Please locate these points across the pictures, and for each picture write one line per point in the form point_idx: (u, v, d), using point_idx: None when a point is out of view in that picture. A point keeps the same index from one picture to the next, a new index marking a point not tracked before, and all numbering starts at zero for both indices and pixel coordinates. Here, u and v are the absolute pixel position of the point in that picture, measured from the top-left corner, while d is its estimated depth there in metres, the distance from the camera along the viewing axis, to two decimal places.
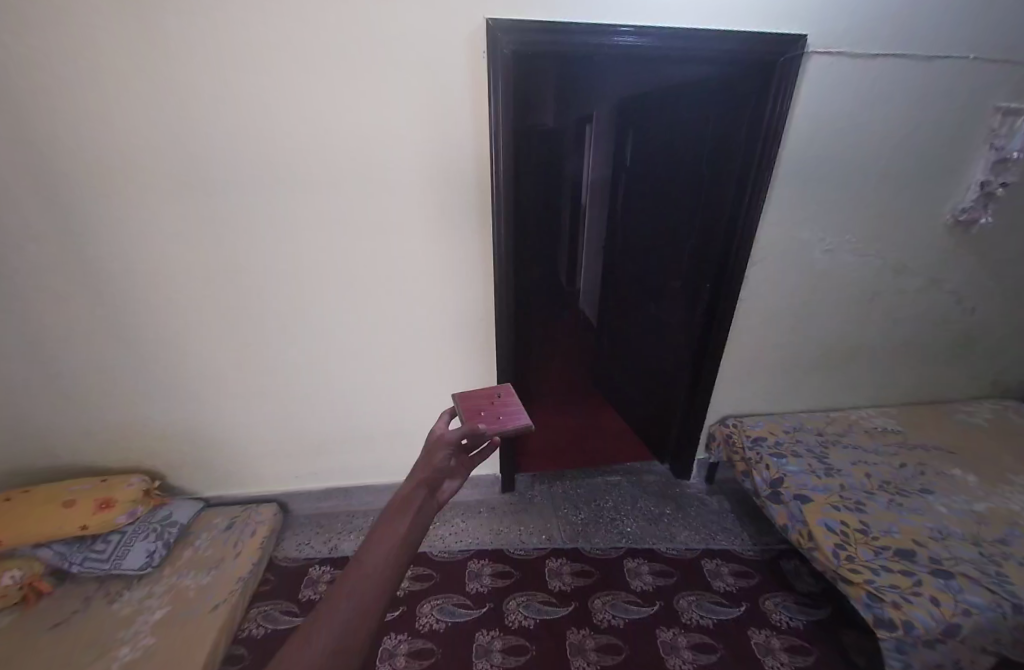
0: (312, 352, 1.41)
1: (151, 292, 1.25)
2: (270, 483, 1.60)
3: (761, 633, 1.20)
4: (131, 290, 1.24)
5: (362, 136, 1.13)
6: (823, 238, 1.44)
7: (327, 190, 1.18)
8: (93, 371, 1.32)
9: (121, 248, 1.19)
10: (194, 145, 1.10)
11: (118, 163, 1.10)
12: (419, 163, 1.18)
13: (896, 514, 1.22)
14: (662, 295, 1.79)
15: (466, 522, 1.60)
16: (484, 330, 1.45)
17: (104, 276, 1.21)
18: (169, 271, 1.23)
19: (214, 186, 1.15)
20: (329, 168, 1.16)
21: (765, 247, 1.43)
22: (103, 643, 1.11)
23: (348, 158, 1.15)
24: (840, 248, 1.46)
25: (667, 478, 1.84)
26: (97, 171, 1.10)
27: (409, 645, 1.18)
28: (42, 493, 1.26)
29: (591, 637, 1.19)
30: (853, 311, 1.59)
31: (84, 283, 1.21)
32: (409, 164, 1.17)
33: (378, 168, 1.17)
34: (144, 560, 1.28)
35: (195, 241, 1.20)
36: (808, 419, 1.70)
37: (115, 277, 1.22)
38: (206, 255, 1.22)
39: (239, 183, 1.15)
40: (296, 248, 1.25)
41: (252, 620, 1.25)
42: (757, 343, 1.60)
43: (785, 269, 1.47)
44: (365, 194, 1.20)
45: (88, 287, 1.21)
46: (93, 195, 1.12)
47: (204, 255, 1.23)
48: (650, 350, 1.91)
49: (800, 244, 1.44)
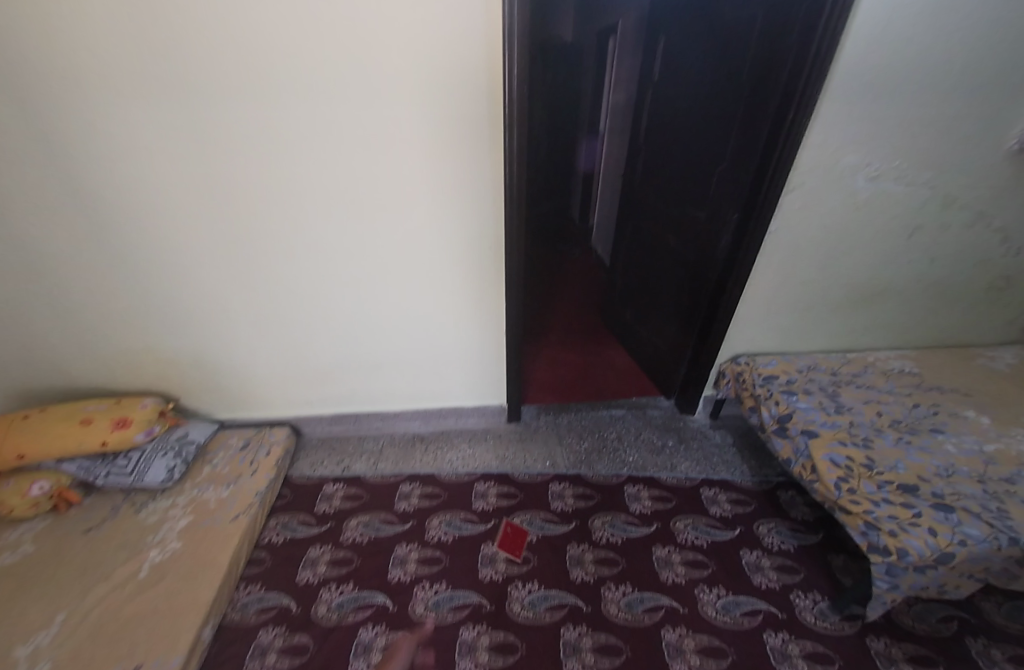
0: (314, 277, 1.35)
1: (142, 210, 1.18)
2: (281, 406, 1.64)
3: (752, 554, 1.27)
4: (121, 207, 1.17)
5: (352, 32, 0.98)
6: (869, 162, 1.27)
7: (319, 100, 1.06)
8: (93, 291, 1.29)
9: (104, 162, 1.10)
10: (166, 41, 0.96)
11: (84, 62, 0.97)
12: (420, 67, 1.03)
13: (904, 452, 1.21)
14: (683, 225, 1.66)
15: (473, 449, 1.65)
16: (493, 256, 1.37)
17: (86, 185, 1.13)
18: (158, 189, 1.15)
19: (193, 93, 1.03)
20: (319, 72, 1.02)
21: (804, 171, 1.27)
22: (136, 545, 1.20)
23: (342, 61, 1.01)
24: (887, 175, 1.30)
25: (671, 412, 1.85)
26: (61, 71, 0.98)
27: (419, 553, 1.25)
28: (59, 412, 1.30)
29: (590, 551, 1.27)
30: (889, 246, 1.46)
31: (66, 195, 1.13)
32: (409, 69, 1.04)
33: (374, 72, 1.03)
34: (165, 475, 1.33)
35: (182, 157, 1.11)
36: (823, 359, 1.65)
37: (99, 190, 1.14)
38: (195, 171, 1.14)
39: (222, 91, 1.03)
40: (289, 167, 1.15)
41: (272, 529, 1.32)
42: (781, 277, 1.50)
43: (822, 197, 1.33)
44: (361, 104, 1.07)
45: (76, 204, 1.15)
46: (64, 101, 1.02)
47: (196, 173, 1.14)
48: (665, 285, 1.82)
49: (841, 169, 1.28)
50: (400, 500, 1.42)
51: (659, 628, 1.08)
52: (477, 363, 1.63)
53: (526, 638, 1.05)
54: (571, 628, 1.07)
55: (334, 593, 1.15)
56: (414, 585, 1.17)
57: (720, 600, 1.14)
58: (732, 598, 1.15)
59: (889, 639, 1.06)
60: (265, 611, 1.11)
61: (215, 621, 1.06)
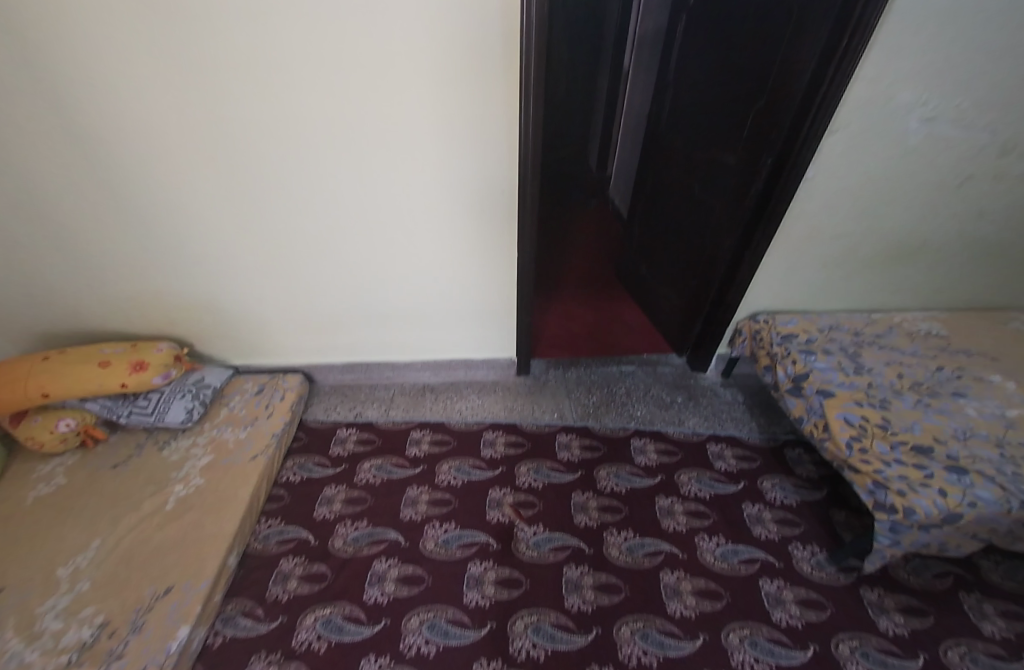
0: (320, 221, 1.30)
1: (136, 147, 1.12)
2: (293, 354, 1.65)
3: (754, 507, 1.30)
4: (114, 145, 1.11)
5: None
6: (927, 98, 1.12)
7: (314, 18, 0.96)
8: (96, 234, 1.27)
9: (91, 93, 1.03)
10: None
11: None
12: None
13: (922, 413, 1.19)
14: (709, 171, 1.53)
15: (482, 399, 1.67)
16: (506, 201, 1.30)
17: (73, 117, 1.06)
18: (150, 124, 1.09)
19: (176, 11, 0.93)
20: None
21: (852, 108, 1.13)
22: (162, 480, 1.27)
23: None
24: (944, 115, 1.16)
25: (682, 369, 1.83)
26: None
27: (429, 496, 1.31)
28: (77, 353, 1.33)
29: (594, 499, 1.31)
30: (935, 197, 1.34)
31: (55, 129, 1.07)
32: None
33: None
34: (185, 416, 1.38)
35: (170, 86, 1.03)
36: (846, 319, 1.58)
37: (88, 123, 1.07)
38: (187, 103, 1.06)
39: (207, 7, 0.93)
40: (286, 98, 1.07)
41: (289, 468, 1.39)
42: (811, 230, 1.40)
43: (868, 140, 1.19)
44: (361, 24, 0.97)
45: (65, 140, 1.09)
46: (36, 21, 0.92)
47: (188, 105, 1.06)
48: (685, 238, 1.73)
49: (894, 107, 1.13)
50: (411, 446, 1.46)
51: (658, 571, 1.13)
52: (487, 316, 1.60)
53: (530, 575, 1.12)
54: (574, 567, 1.13)
55: (349, 528, 1.21)
56: (425, 524, 1.23)
57: (719, 548, 1.18)
58: (731, 546, 1.19)
59: (882, 590, 1.10)
60: (285, 542, 1.18)
61: (239, 550, 1.14)
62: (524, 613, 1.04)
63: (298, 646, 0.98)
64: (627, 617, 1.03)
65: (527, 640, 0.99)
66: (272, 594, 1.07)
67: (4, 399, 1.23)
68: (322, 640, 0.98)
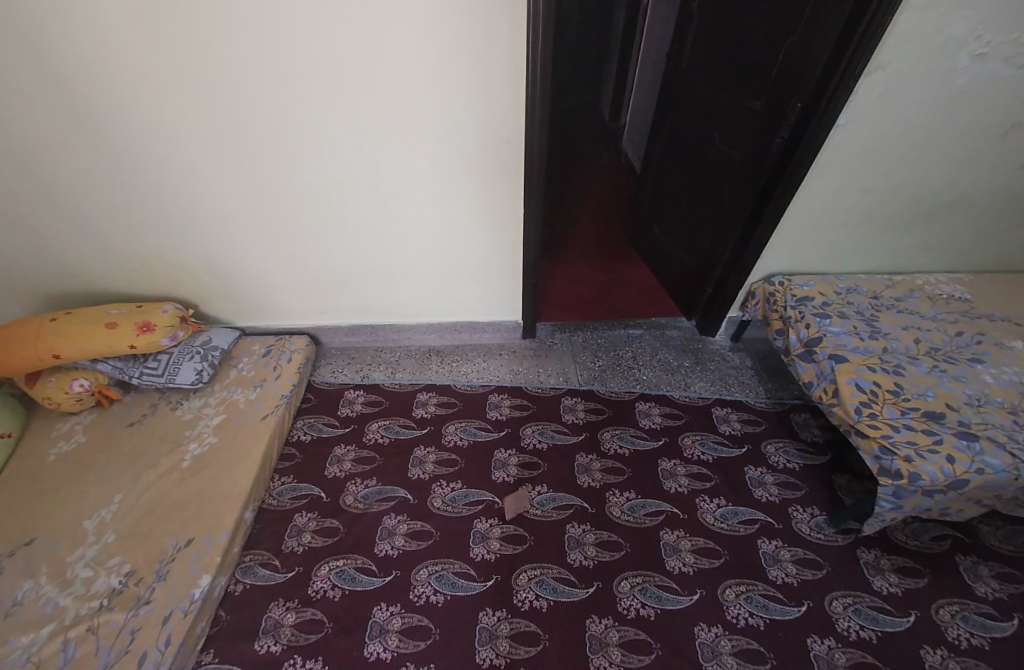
0: (316, 175, 1.24)
1: (117, 97, 1.06)
2: (298, 316, 1.65)
3: (756, 470, 1.31)
4: (95, 95, 1.05)
5: None
6: (982, 32, 0.99)
7: None
8: (89, 191, 1.23)
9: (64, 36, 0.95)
10: None
11: None
12: None
13: (936, 379, 1.15)
14: (731, 119, 1.40)
15: (488, 362, 1.67)
16: (512, 152, 1.21)
17: (48, 65, 0.99)
18: (127, 72, 1.01)
19: None
20: None
21: (894, 45, 1.01)
22: (177, 438, 1.31)
23: None
24: (998, 52, 1.03)
25: (691, 333, 1.80)
26: None
27: (436, 455, 1.34)
28: (83, 314, 1.33)
29: (598, 460, 1.33)
30: (976, 148, 1.23)
31: (32, 77, 1.01)
32: None
33: None
34: (195, 376, 1.40)
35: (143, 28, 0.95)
36: (866, 281, 1.52)
37: (64, 70, 1.00)
38: (164, 47, 0.98)
39: None
40: (269, 40, 0.97)
41: (300, 428, 1.42)
42: (836, 186, 1.31)
43: (909, 83, 1.08)
44: None
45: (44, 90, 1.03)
46: None
47: (164, 48, 0.98)
48: (700, 195, 1.64)
49: (943, 43, 1.01)
50: (418, 407, 1.48)
51: (659, 530, 1.17)
52: (492, 277, 1.56)
53: (534, 532, 1.16)
54: (576, 525, 1.17)
55: (360, 486, 1.26)
56: (433, 483, 1.27)
57: (719, 509, 1.21)
58: (731, 507, 1.22)
59: (879, 551, 1.12)
60: (299, 498, 1.23)
61: (255, 505, 1.19)
62: (528, 567, 1.09)
63: (316, 593, 1.04)
64: (627, 572, 1.08)
65: (531, 591, 1.05)
66: (288, 546, 1.13)
67: (17, 360, 1.25)
68: (338, 588, 1.05)
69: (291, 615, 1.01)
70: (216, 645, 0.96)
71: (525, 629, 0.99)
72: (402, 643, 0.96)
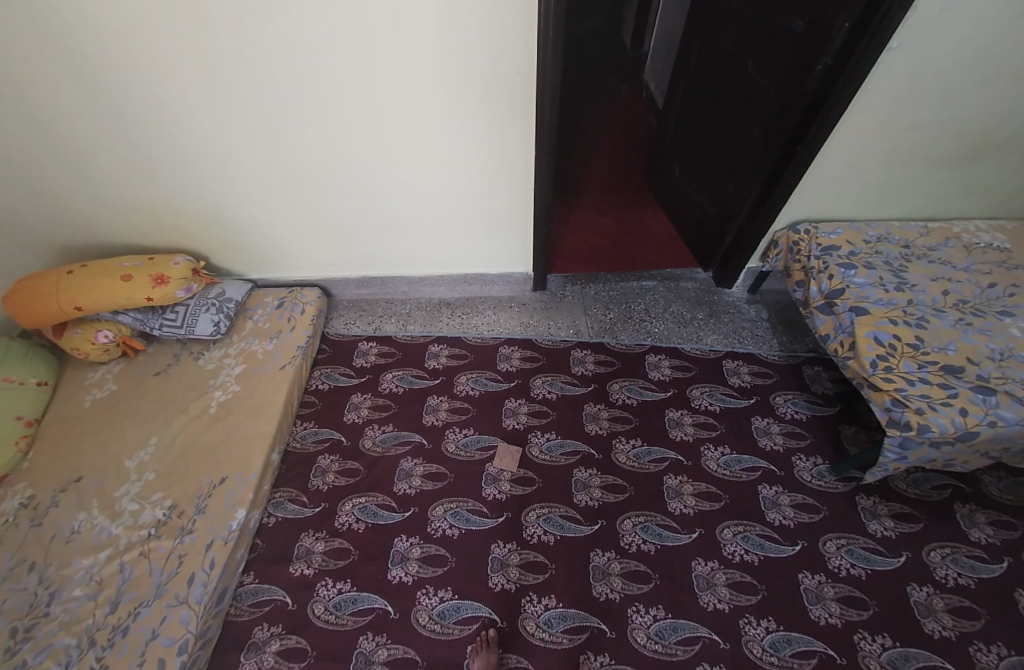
0: (315, 117, 1.16)
1: (95, 39, 0.97)
2: (309, 268, 1.64)
3: (763, 420, 1.33)
4: (72, 37, 0.97)
5: None
6: None
7: None
8: (83, 140, 1.18)
9: None
10: None
11: None
12: None
13: (960, 333, 1.11)
14: (768, 42, 1.24)
15: (499, 315, 1.66)
16: (522, 86, 1.10)
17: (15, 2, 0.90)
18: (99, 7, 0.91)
19: None
20: None
21: None
22: (202, 387, 1.37)
23: None
24: None
25: (706, 284, 1.75)
26: None
27: (449, 404, 1.38)
28: (98, 267, 1.34)
29: (606, 410, 1.36)
30: None
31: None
32: None
33: None
34: (213, 328, 1.43)
35: None
36: (898, 229, 1.42)
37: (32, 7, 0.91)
38: None
39: None
40: None
41: (318, 378, 1.47)
42: (878, 120, 1.19)
43: None
44: None
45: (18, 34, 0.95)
46: None
47: None
48: (726, 134, 1.51)
49: None
50: (430, 358, 1.51)
51: (662, 475, 1.21)
52: (502, 227, 1.51)
53: (543, 475, 1.22)
54: (583, 470, 1.23)
55: (377, 431, 1.32)
56: (446, 429, 1.32)
57: (723, 456, 1.25)
58: (735, 455, 1.25)
59: (878, 497, 1.16)
60: (321, 442, 1.31)
61: (281, 448, 1.27)
62: (537, 506, 1.16)
63: (341, 526, 1.14)
64: (630, 512, 1.14)
65: (540, 527, 1.12)
66: (314, 485, 1.22)
67: (43, 313, 1.29)
68: (361, 522, 1.14)
69: (320, 544, 1.11)
70: (255, 568, 1.07)
71: (533, 559, 1.07)
72: (421, 569, 1.06)
